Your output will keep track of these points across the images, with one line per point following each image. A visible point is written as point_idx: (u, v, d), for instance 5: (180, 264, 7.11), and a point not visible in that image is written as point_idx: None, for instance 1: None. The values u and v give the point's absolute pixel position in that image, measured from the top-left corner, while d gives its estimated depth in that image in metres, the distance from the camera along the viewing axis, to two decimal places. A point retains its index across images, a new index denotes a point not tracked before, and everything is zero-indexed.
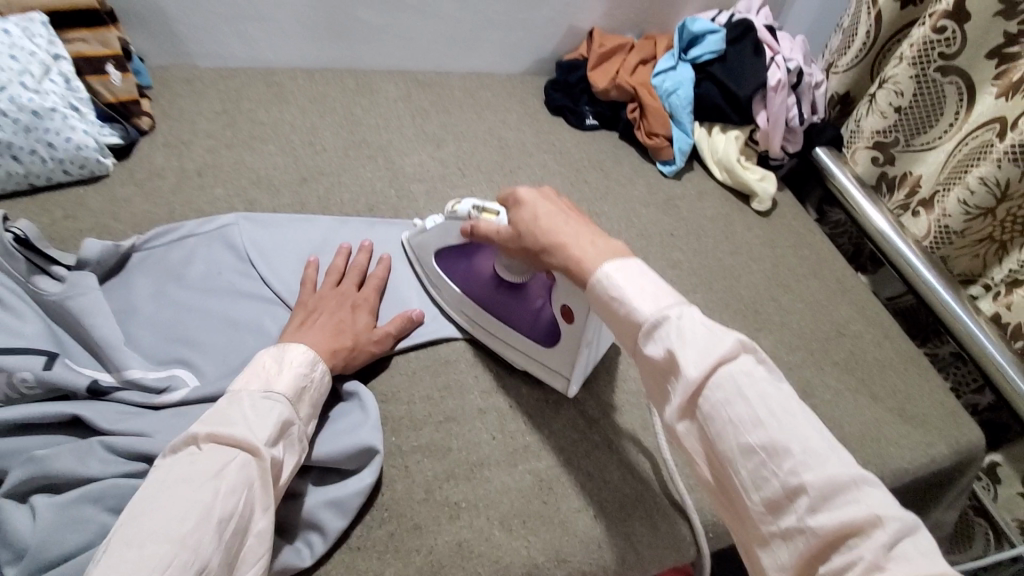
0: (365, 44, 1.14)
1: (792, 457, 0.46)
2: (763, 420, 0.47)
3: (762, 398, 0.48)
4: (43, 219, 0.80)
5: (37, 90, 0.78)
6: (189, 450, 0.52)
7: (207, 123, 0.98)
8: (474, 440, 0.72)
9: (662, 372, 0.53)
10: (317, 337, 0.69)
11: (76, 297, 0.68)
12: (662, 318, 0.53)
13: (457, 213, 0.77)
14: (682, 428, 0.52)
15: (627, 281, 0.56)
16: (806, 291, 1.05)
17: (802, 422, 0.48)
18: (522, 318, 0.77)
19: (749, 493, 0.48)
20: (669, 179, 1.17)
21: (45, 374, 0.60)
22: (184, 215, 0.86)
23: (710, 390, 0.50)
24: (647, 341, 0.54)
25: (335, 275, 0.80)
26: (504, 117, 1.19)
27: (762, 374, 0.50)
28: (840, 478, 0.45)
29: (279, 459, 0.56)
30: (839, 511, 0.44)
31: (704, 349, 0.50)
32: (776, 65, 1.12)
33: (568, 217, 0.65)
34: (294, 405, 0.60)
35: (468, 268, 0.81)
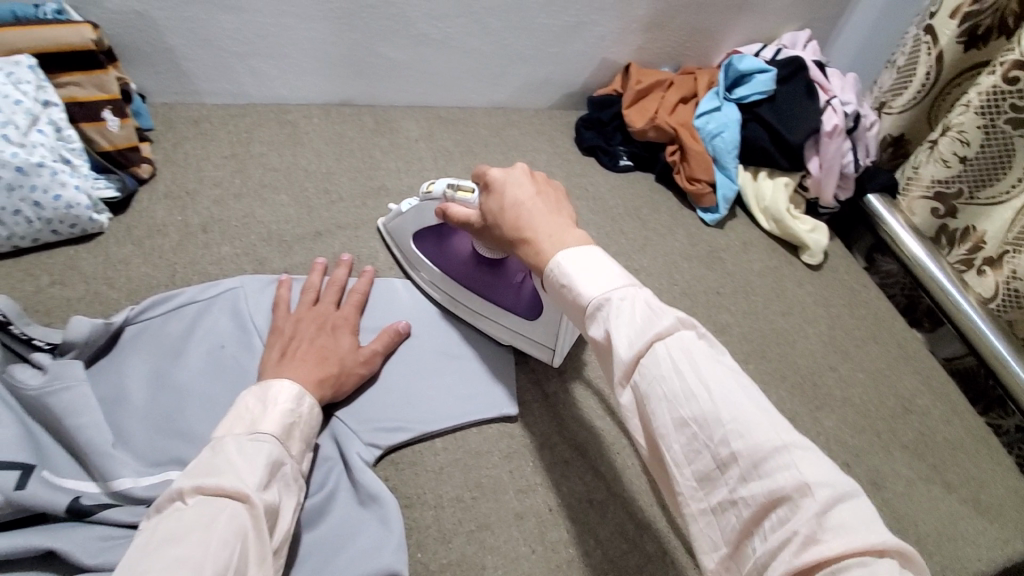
0: (385, 79, 1.06)
1: (723, 427, 0.40)
2: (694, 389, 0.41)
3: (693, 365, 0.42)
4: (28, 285, 0.72)
5: (24, 144, 0.70)
6: (173, 506, 0.45)
7: (214, 170, 0.90)
8: (511, 554, 0.63)
9: (607, 355, 0.48)
10: (305, 367, 0.64)
11: (59, 393, 0.59)
12: (605, 301, 0.48)
13: (432, 194, 0.75)
14: (627, 401, 0.46)
15: (581, 267, 0.51)
16: (865, 359, 0.96)
17: (735, 389, 0.42)
18: (504, 293, 0.77)
19: (681, 469, 0.42)
20: (712, 229, 1.07)
21: (18, 495, 0.51)
22: (186, 278, 0.77)
23: (647, 367, 0.44)
24: (591, 325, 0.49)
25: (311, 294, 0.75)
26: (533, 158, 1.10)
27: (700, 351, 0.44)
28: (772, 444, 0.38)
29: (273, 503, 0.50)
30: (770, 480, 0.38)
31: (640, 327, 0.45)
32: (832, 109, 1.04)
33: (537, 205, 0.59)
34: (283, 444, 0.55)
35: (446, 248, 0.80)
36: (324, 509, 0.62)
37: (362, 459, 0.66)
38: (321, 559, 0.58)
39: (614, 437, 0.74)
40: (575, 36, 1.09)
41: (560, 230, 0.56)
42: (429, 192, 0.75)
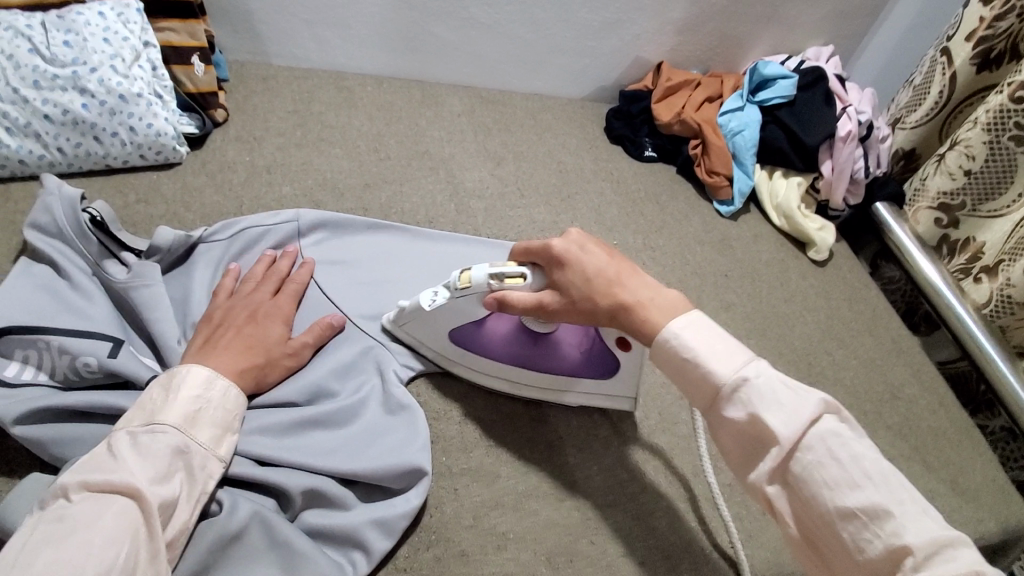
0: (436, 56, 1.15)
1: (893, 517, 0.47)
2: (859, 482, 0.49)
3: (855, 459, 0.49)
4: (118, 201, 0.82)
5: (126, 75, 0.80)
6: (57, 504, 0.44)
7: (278, 121, 0.99)
8: (523, 468, 0.71)
9: (749, 435, 0.53)
10: (227, 357, 0.62)
11: (141, 288, 0.67)
12: (742, 381, 0.53)
13: (470, 285, 0.70)
14: (773, 489, 0.53)
15: (698, 340, 0.56)
16: (860, 348, 1.03)
17: (895, 485, 0.49)
18: (569, 362, 0.74)
19: (853, 551, 0.48)
20: (725, 219, 1.15)
21: (108, 362, 0.60)
22: (251, 210, 0.87)
23: (803, 455, 0.51)
24: (727, 406, 0.54)
25: (249, 281, 0.73)
26: (564, 141, 1.18)
27: (849, 437, 0.51)
28: (935, 534, 0.46)
29: (171, 498, 0.49)
30: (938, 565, 0.45)
31: (791, 411, 0.51)
32: (847, 116, 1.12)
33: (618, 269, 0.63)
34: (186, 433, 0.52)
35: (487, 337, 0.74)
36: (357, 411, 0.69)
37: (397, 375, 0.75)
38: (355, 448, 0.66)
39: None
40: (613, 31, 1.18)
41: (653, 292, 0.61)
42: (467, 283, 0.70)
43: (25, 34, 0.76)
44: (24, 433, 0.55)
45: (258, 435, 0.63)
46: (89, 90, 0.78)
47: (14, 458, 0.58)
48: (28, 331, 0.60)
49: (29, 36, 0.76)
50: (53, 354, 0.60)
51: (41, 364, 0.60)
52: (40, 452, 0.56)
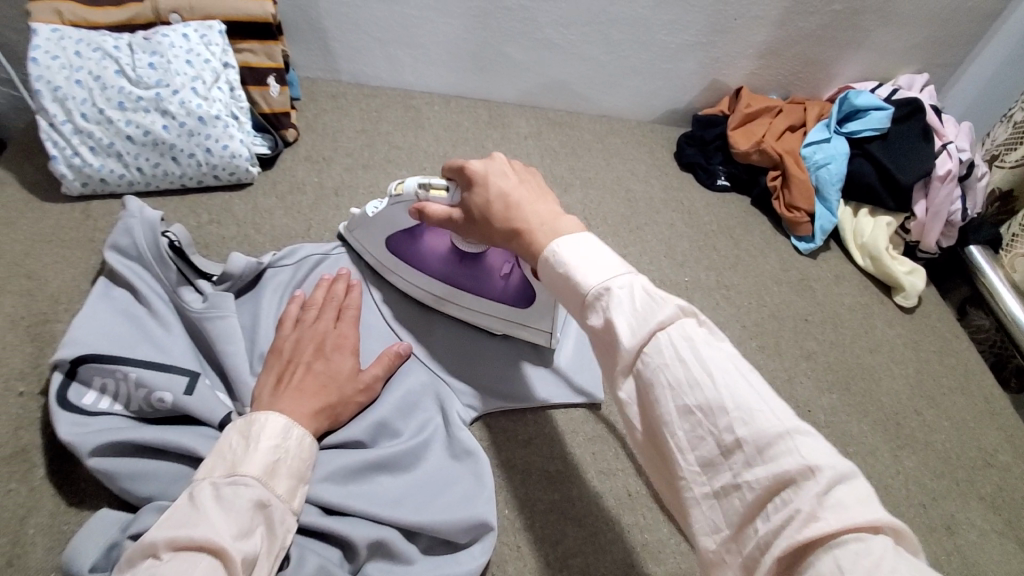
0: (505, 76, 1.12)
1: (728, 413, 0.37)
2: (698, 377, 0.38)
3: (699, 355, 0.39)
4: (192, 220, 0.82)
5: (206, 97, 0.81)
6: (146, 564, 0.43)
7: (347, 141, 0.99)
8: (590, 528, 0.67)
9: (606, 346, 0.44)
10: (300, 401, 0.60)
11: (215, 320, 0.66)
12: (605, 291, 0.44)
13: (402, 195, 0.70)
14: (626, 395, 0.43)
15: (580, 253, 0.48)
16: (952, 408, 0.94)
17: (740, 378, 0.38)
18: (489, 285, 0.74)
19: (683, 454, 0.39)
20: (804, 257, 1.08)
21: (184, 399, 0.59)
22: (319, 233, 0.86)
23: (648, 357, 0.40)
24: (590, 314, 0.45)
25: (313, 308, 0.71)
26: (632, 167, 1.14)
27: (702, 338, 0.40)
28: (774, 429, 0.36)
29: (253, 554, 0.47)
30: (775, 464, 0.35)
31: (643, 316, 0.42)
32: (947, 153, 1.04)
33: (523, 193, 0.57)
34: (266, 485, 0.51)
35: (419, 247, 0.76)
36: (419, 454, 0.67)
37: (461, 418, 0.72)
38: (425, 496, 0.64)
39: None
40: (690, 54, 1.13)
41: (553, 214, 0.54)
42: (399, 193, 0.70)
43: (113, 55, 0.77)
44: (99, 467, 0.55)
45: (324, 480, 0.61)
46: (170, 111, 0.79)
47: (85, 488, 0.57)
48: (108, 360, 0.60)
49: (116, 58, 0.77)
50: (130, 385, 0.59)
51: (116, 393, 0.59)
52: (110, 485, 0.56)
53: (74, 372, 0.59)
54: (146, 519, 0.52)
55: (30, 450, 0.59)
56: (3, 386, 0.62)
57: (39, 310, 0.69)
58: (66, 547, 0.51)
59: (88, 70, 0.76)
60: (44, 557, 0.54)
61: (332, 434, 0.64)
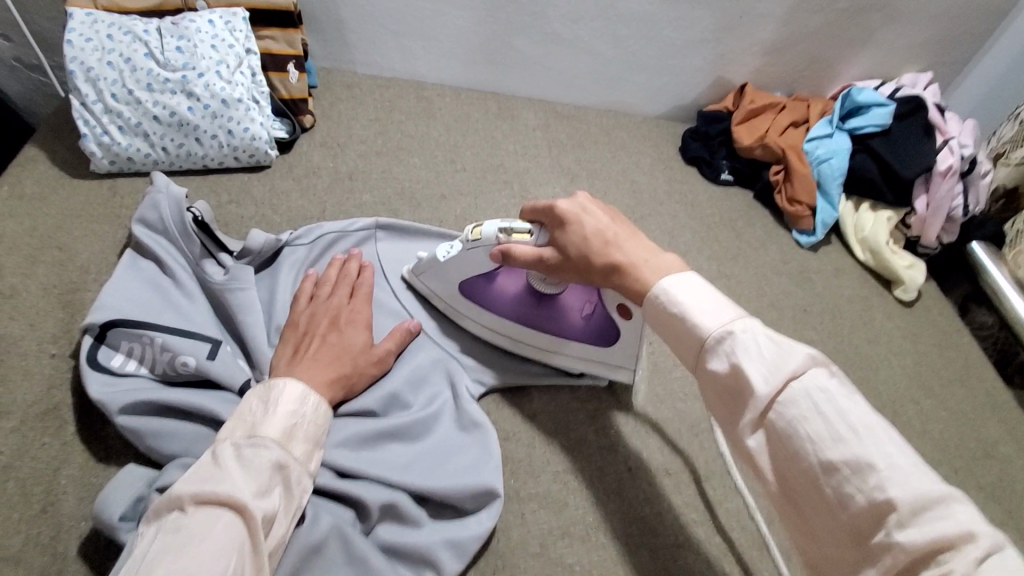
0: (515, 70, 1.15)
1: (877, 471, 0.40)
2: (842, 435, 0.42)
3: (838, 408, 0.43)
4: (212, 200, 0.85)
5: (229, 81, 0.84)
6: (172, 516, 0.45)
7: (361, 129, 1.02)
8: (592, 499, 0.69)
9: (729, 390, 0.48)
10: (315, 369, 0.62)
11: (236, 292, 0.69)
12: (727, 333, 0.48)
13: (480, 238, 0.71)
14: (754, 443, 0.47)
15: (688, 292, 0.52)
16: (950, 399, 0.96)
17: (885, 438, 0.42)
18: (571, 326, 0.75)
19: (836, 509, 0.42)
20: (805, 250, 1.10)
21: (206, 364, 0.62)
22: (333, 215, 0.89)
23: (784, 407, 0.45)
24: (710, 358, 0.49)
25: (327, 285, 0.73)
26: (638, 160, 1.16)
27: (838, 390, 0.44)
28: (928, 491, 0.39)
29: (272, 512, 0.49)
30: (929, 526, 0.38)
31: (774, 364, 0.45)
32: (949, 149, 1.06)
33: (618, 231, 0.61)
34: (285, 446, 0.54)
35: (495, 291, 0.77)
36: (429, 424, 0.70)
37: (469, 392, 0.75)
38: (434, 464, 0.66)
39: (693, 418, 0.79)
40: (697, 51, 1.15)
41: (650, 253, 0.58)
42: (476, 235, 0.71)
43: (143, 38, 0.81)
44: (127, 424, 0.58)
45: (338, 447, 0.63)
46: (195, 93, 0.82)
47: (111, 445, 0.61)
48: (136, 326, 0.63)
49: (145, 41, 0.81)
50: (156, 349, 0.62)
51: (143, 357, 0.62)
52: (137, 442, 0.59)
53: (103, 336, 0.62)
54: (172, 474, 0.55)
55: (62, 408, 0.62)
56: (36, 349, 0.66)
57: (70, 280, 0.72)
58: (97, 497, 0.54)
59: (119, 52, 0.80)
60: (75, 506, 0.57)
61: (348, 403, 0.67)
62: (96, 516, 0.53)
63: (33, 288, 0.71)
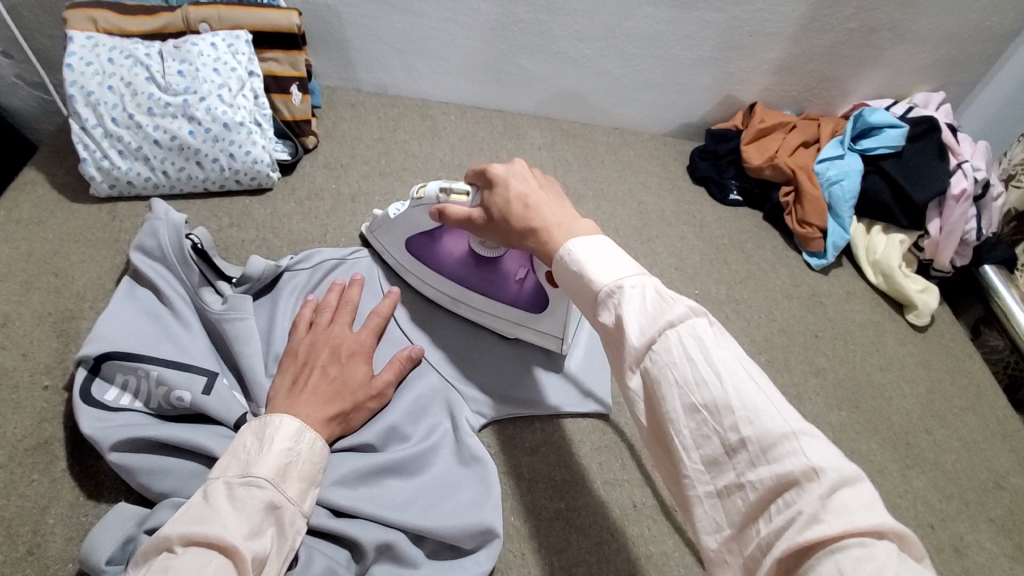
0: (521, 88, 1.14)
1: (733, 413, 0.39)
2: (706, 377, 0.40)
3: (707, 355, 0.41)
4: (213, 223, 0.84)
5: (231, 104, 0.83)
6: (161, 558, 0.44)
7: (365, 149, 1.01)
8: (595, 538, 0.68)
9: (614, 341, 0.47)
10: (316, 405, 0.61)
11: (234, 322, 0.68)
12: (616, 288, 0.47)
13: (424, 198, 0.72)
14: (633, 390, 0.45)
15: (592, 251, 0.51)
16: (964, 429, 0.93)
17: (750, 383, 0.40)
18: (505, 290, 0.76)
19: (688, 452, 0.41)
20: (815, 273, 1.08)
21: (201, 398, 0.60)
22: (335, 238, 0.87)
23: (657, 354, 0.42)
24: (601, 311, 0.48)
25: (328, 313, 0.72)
26: (645, 180, 1.15)
27: (710, 337, 0.42)
28: (780, 432, 0.37)
29: (262, 554, 0.48)
30: (778, 466, 0.37)
31: (652, 315, 0.44)
32: (962, 173, 1.04)
33: (542, 197, 0.61)
34: (279, 487, 0.53)
35: (438, 250, 0.79)
36: (429, 458, 0.68)
37: (470, 424, 0.73)
38: (433, 501, 0.65)
39: None
40: (705, 69, 1.14)
41: (568, 216, 0.58)
42: (421, 194, 0.72)
43: (144, 62, 0.80)
44: (118, 462, 0.56)
45: (334, 484, 0.62)
46: (196, 118, 0.81)
47: (103, 481, 0.59)
48: (131, 358, 0.62)
49: (147, 65, 0.80)
50: (150, 383, 0.61)
51: (138, 391, 0.61)
52: (129, 480, 0.57)
53: (98, 369, 0.61)
54: (162, 516, 0.53)
55: (53, 442, 0.61)
56: (28, 380, 0.64)
57: (66, 307, 0.71)
58: (85, 538, 0.53)
59: (119, 75, 0.79)
60: (63, 547, 0.55)
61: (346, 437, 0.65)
62: (84, 559, 0.52)
63: (28, 316, 0.70)
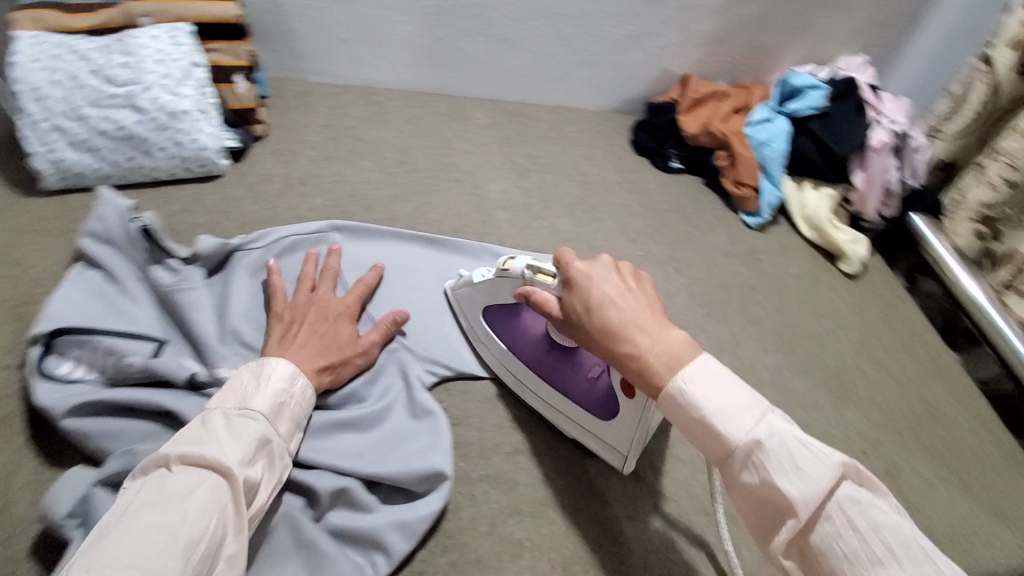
0: (464, 72, 1.19)
1: None
2: (880, 556, 0.45)
3: (874, 526, 0.46)
4: (164, 210, 0.87)
5: (176, 94, 0.87)
6: (159, 471, 0.49)
7: (313, 136, 1.05)
8: (542, 477, 0.72)
9: (767, 502, 0.51)
10: (304, 355, 0.67)
11: (186, 292, 0.72)
12: (755, 445, 0.51)
13: (509, 271, 0.73)
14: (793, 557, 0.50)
15: (708, 390, 0.54)
16: (894, 364, 0.99)
17: (924, 557, 0.44)
18: (575, 384, 0.73)
19: None
20: (753, 231, 1.14)
21: (151, 361, 0.64)
22: (285, 219, 0.91)
23: (823, 525, 0.48)
24: (743, 469, 0.52)
25: (308, 282, 0.76)
26: (588, 153, 1.20)
27: (870, 503, 0.47)
28: None
29: (254, 479, 0.53)
30: None
31: (806, 477, 0.48)
32: (880, 127, 1.11)
33: (630, 306, 0.60)
34: (271, 422, 0.58)
35: (518, 326, 0.77)
36: (382, 415, 0.71)
37: (422, 381, 0.76)
38: (383, 451, 0.68)
39: None
40: (639, 45, 1.19)
41: (662, 334, 0.58)
42: (507, 267, 0.73)
43: (88, 57, 0.83)
44: (74, 425, 0.60)
45: None
46: (143, 108, 0.85)
47: (60, 446, 0.62)
48: (81, 332, 0.65)
49: (90, 59, 0.83)
50: (101, 352, 0.65)
51: (91, 363, 0.64)
52: (84, 443, 0.60)
53: (51, 345, 0.64)
54: (112, 465, 0.57)
55: (11, 416, 0.63)
56: None
57: (21, 293, 0.74)
58: (45, 494, 0.56)
59: (65, 70, 0.82)
60: (25, 508, 0.58)
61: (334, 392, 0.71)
62: (45, 514, 0.55)
63: None
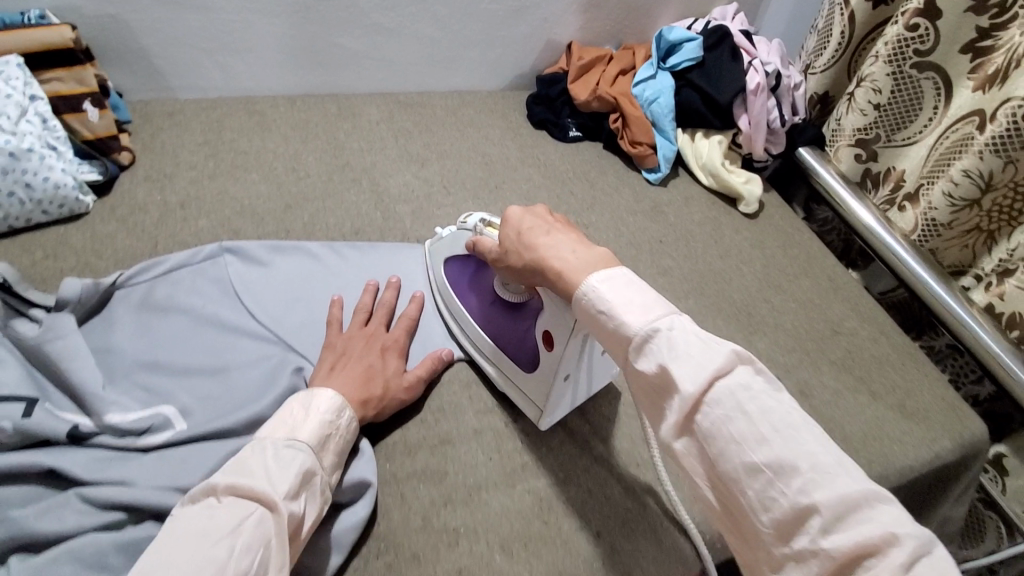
0: (345, 68, 1.14)
1: (801, 474, 0.43)
2: (766, 436, 0.44)
3: (763, 412, 0.45)
4: (25, 260, 0.81)
5: (14, 132, 0.79)
6: (208, 502, 0.49)
7: (189, 155, 0.98)
8: (472, 462, 0.72)
9: (656, 390, 0.50)
10: (349, 383, 0.68)
11: (54, 342, 0.68)
12: (653, 331, 0.51)
13: (466, 224, 0.80)
14: (681, 445, 0.49)
15: (613, 289, 0.55)
16: (798, 289, 1.04)
17: (809, 438, 0.45)
18: (509, 336, 0.77)
19: (759, 515, 0.44)
20: (655, 187, 1.17)
21: (24, 423, 0.60)
22: (167, 248, 0.86)
23: (710, 405, 0.46)
24: (639, 357, 0.51)
25: (364, 315, 0.79)
26: (487, 133, 1.19)
27: (761, 390, 0.47)
28: (852, 495, 0.41)
29: (299, 513, 0.53)
30: (854, 530, 0.40)
31: (699, 363, 0.48)
32: (754, 69, 1.14)
33: (547, 227, 0.66)
34: (317, 454, 0.59)
35: (474, 282, 0.82)
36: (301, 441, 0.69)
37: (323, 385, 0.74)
38: None
39: None
40: (519, 19, 1.18)
41: (579, 249, 0.62)
42: (465, 223, 0.81)
43: None
44: None
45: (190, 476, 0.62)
46: None
47: None
48: None
49: None
50: None
51: None
52: None
53: None
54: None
55: None
56: None
57: None
58: None
59: None
60: None
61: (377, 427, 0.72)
62: None
63: None
